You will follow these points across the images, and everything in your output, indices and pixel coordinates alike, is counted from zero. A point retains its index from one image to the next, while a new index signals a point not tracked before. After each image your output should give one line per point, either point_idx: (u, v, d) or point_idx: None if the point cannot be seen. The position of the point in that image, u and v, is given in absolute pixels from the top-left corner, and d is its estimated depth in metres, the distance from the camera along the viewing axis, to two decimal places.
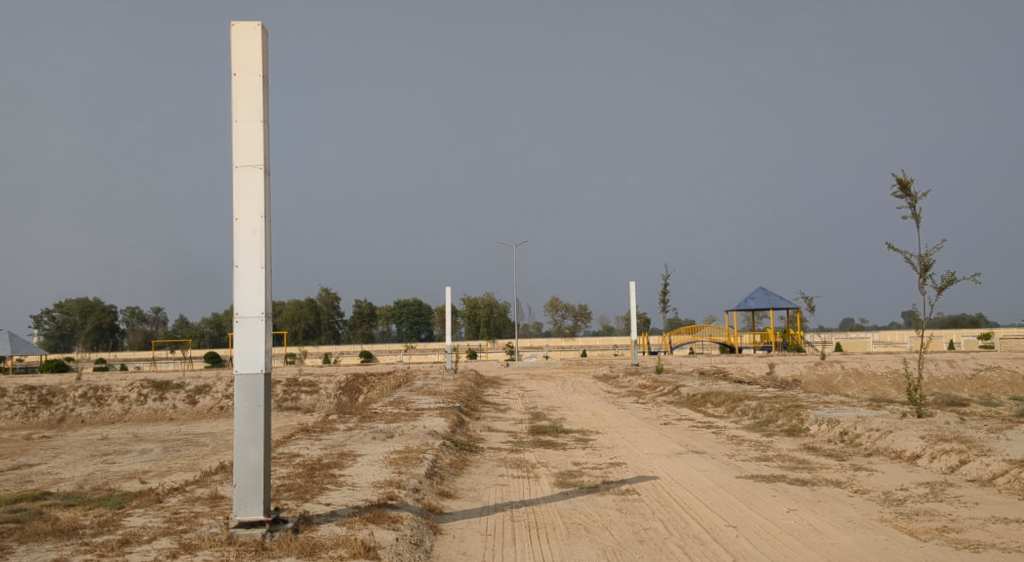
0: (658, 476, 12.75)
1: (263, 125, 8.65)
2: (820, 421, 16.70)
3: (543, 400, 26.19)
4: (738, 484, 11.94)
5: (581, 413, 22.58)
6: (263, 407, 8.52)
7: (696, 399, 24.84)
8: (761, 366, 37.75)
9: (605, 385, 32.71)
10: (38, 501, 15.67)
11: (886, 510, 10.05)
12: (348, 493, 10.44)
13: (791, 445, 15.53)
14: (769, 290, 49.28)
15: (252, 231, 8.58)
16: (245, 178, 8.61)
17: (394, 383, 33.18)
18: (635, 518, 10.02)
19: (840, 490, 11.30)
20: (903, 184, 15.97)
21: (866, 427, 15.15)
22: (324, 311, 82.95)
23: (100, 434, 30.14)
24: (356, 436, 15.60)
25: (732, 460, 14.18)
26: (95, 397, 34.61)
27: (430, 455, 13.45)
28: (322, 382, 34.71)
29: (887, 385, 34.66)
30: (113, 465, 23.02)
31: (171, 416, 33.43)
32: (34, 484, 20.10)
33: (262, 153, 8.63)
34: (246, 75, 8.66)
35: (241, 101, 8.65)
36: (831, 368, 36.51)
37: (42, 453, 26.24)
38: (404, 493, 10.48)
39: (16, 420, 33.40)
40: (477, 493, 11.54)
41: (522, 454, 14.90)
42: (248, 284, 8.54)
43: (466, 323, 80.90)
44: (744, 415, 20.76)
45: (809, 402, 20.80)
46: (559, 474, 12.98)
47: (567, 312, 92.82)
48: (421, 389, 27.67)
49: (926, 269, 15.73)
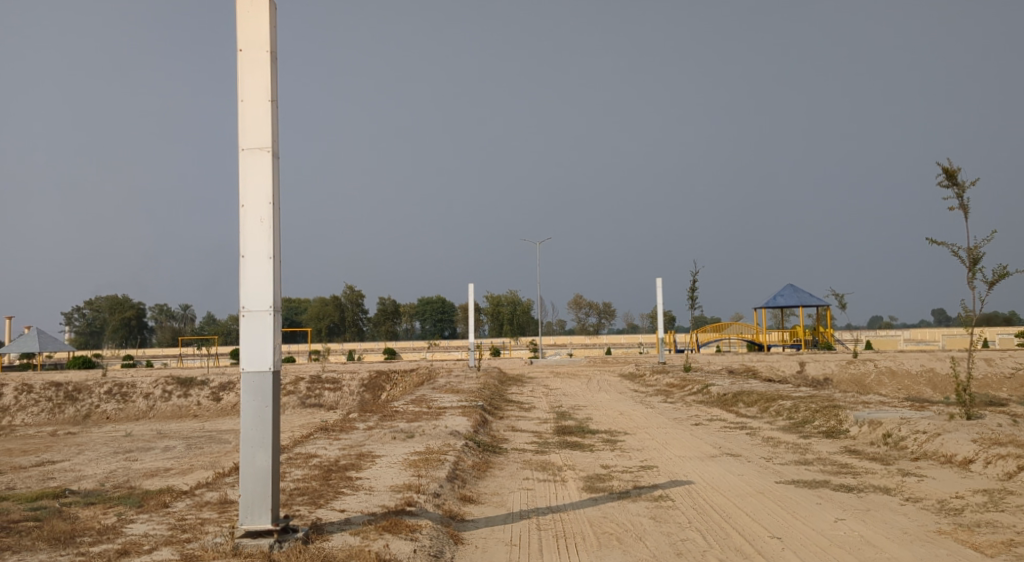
0: (691, 480, 12.05)
1: (272, 105, 8.07)
2: (861, 422, 15.90)
3: (569, 399, 25.50)
4: (778, 490, 11.22)
5: (609, 412, 21.89)
6: (272, 407, 7.93)
7: (727, 398, 24.05)
8: (792, 364, 36.83)
9: (632, 384, 31.95)
10: (59, 499, 15.31)
11: (944, 520, 9.31)
12: (365, 498, 9.84)
13: (831, 447, 14.76)
14: (797, 287, 48.27)
15: (260, 218, 7.99)
16: (253, 161, 8.02)
17: (417, 380, 32.65)
18: (670, 527, 9.36)
19: (890, 498, 10.52)
20: (949, 172, 15.13)
21: (911, 429, 14.32)
22: (349, 308, 82.78)
23: (124, 430, 29.85)
24: (374, 436, 14.97)
25: (770, 464, 13.44)
26: (120, 394, 34.38)
27: (452, 456, 12.88)
28: (345, 380, 34.29)
29: (922, 385, 33.72)
30: (135, 462, 22.64)
31: (195, 412, 33.07)
32: (56, 482, 19.77)
33: (270, 135, 8.05)
34: (253, 50, 8.08)
35: (246, 77, 8.07)
36: (864, 367, 35.54)
37: (66, 449, 25.95)
38: (424, 498, 9.86)
39: (43, 416, 33.24)
40: (500, 498, 10.90)
41: (548, 456, 14.27)
42: (255, 275, 7.96)
43: (489, 321, 80.42)
44: (778, 415, 20.01)
45: (847, 402, 19.98)
46: (587, 478, 12.31)
47: (591, 309, 91.95)
48: (444, 387, 27.12)
49: (975, 262, 14.90)
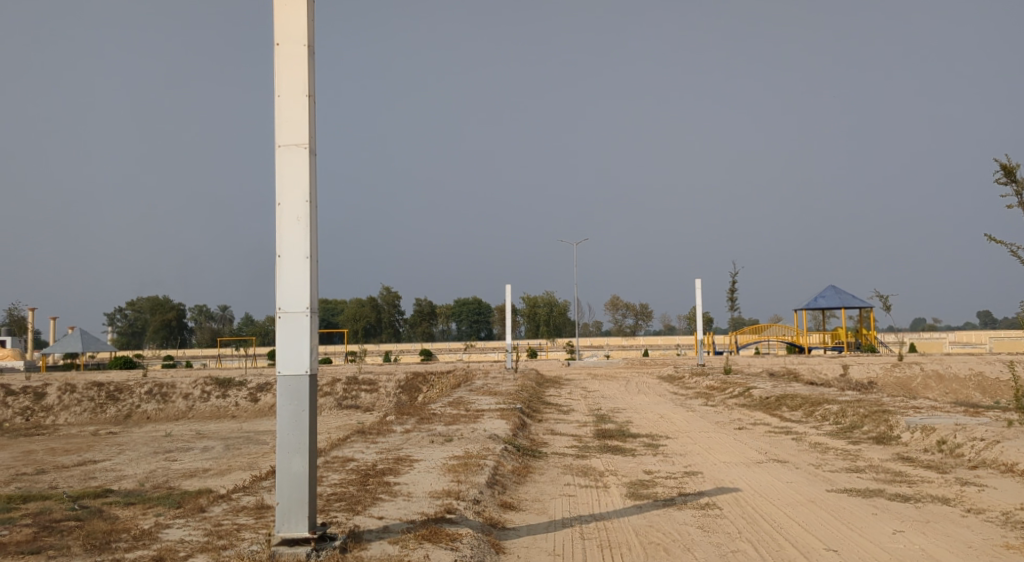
0: (739, 488, 11.65)
1: (309, 100, 7.85)
2: (914, 428, 15.37)
3: (608, 402, 25.11)
4: (831, 499, 10.80)
5: (649, 415, 21.48)
6: (309, 411, 7.71)
7: (771, 402, 23.51)
8: (834, 367, 36.08)
9: (671, 387, 31.48)
10: (100, 499, 15.30)
11: (1010, 534, 8.85)
12: (403, 504, 9.58)
13: (882, 454, 14.29)
14: (839, 288, 47.38)
15: (296, 217, 7.77)
16: (290, 158, 7.81)
17: (454, 382, 32.46)
18: (719, 537, 9.01)
19: (950, 509, 10.07)
20: (1008, 168, 14.54)
21: (967, 436, 13.79)
22: (385, 309, 82.97)
23: (164, 430, 30.01)
24: (412, 439, 14.76)
25: (820, 471, 12.99)
26: (160, 394, 34.61)
27: (491, 460, 12.60)
28: (382, 381, 34.21)
29: (971, 389, 32.84)
30: (175, 462, 22.67)
31: (234, 413, 33.14)
32: (97, 482, 19.84)
33: (308, 131, 7.83)
34: (291, 44, 7.87)
35: (283, 73, 7.86)
36: (910, 370, 34.70)
37: (107, 449, 26.12)
38: (464, 505, 9.59)
39: (85, 415, 33.57)
40: (542, 505, 10.60)
41: (589, 461, 13.96)
42: (292, 275, 7.74)
43: (526, 322, 80.20)
44: (825, 420, 19.48)
45: (896, 407, 19.38)
46: (630, 484, 11.97)
47: (628, 310, 91.31)
48: (482, 389, 26.90)
49: None
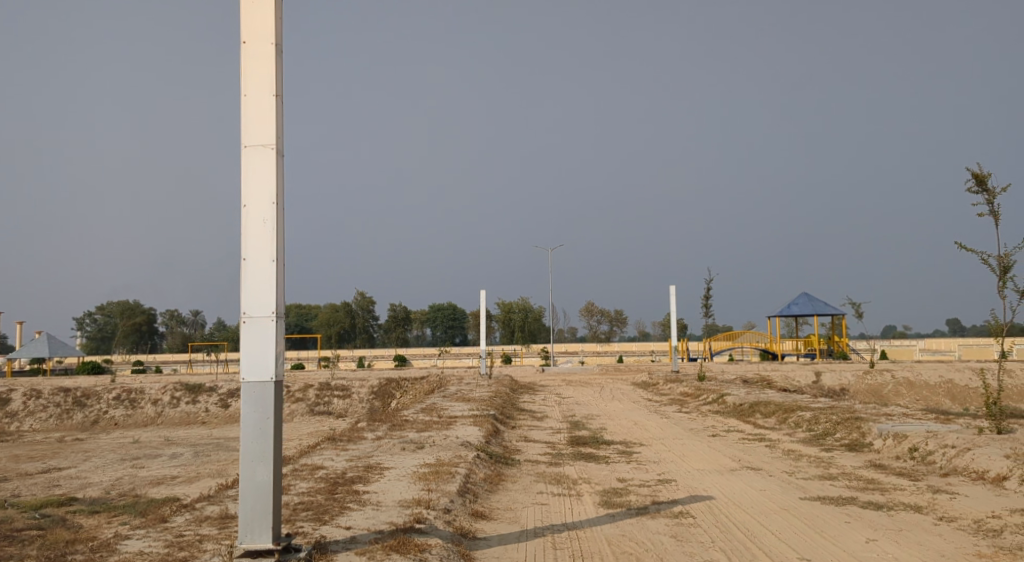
0: (712, 496, 11.57)
1: (277, 100, 7.68)
2: (886, 435, 15.40)
3: (581, 409, 25.02)
4: (804, 507, 10.74)
5: (623, 423, 21.39)
6: (274, 418, 7.53)
7: (744, 409, 23.51)
8: (807, 374, 36.22)
9: (645, 393, 31.45)
10: (63, 507, 14.95)
11: (982, 543, 8.84)
12: (372, 513, 9.41)
13: (855, 461, 14.29)
14: (813, 295, 47.68)
15: (262, 219, 7.59)
16: (256, 159, 7.63)
17: (428, 388, 32.23)
18: (692, 546, 8.91)
19: (922, 517, 10.04)
20: (980, 178, 14.63)
21: (939, 443, 13.82)
22: (359, 315, 82.40)
23: (132, 437, 29.52)
24: (383, 446, 14.55)
25: (793, 478, 12.94)
26: (129, 400, 34.08)
27: (462, 468, 12.42)
28: (355, 387, 33.91)
29: (941, 395, 33.08)
30: (142, 470, 22.26)
31: (204, 419, 32.67)
32: (61, 489, 19.42)
33: (275, 131, 7.66)
34: (258, 42, 7.69)
35: (250, 72, 7.68)
36: (881, 378, 34.89)
37: (73, 456, 25.62)
38: (433, 515, 9.44)
39: (51, 422, 32.98)
40: (514, 514, 10.44)
41: (562, 468, 13.83)
42: (257, 279, 7.56)
43: (501, 328, 79.98)
44: (798, 427, 19.48)
45: (868, 414, 19.42)
46: (603, 492, 11.83)
47: (603, 316, 91.39)
48: (455, 395, 26.68)
49: (1006, 271, 14.37)
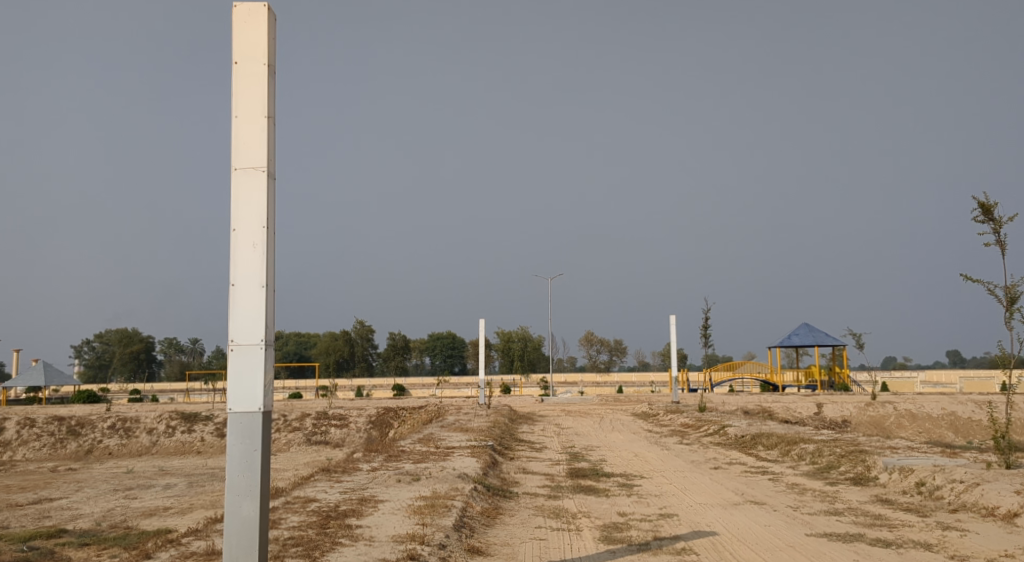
0: (716, 531, 11.27)
1: (269, 122, 7.49)
2: (892, 469, 15.08)
3: (581, 439, 24.68)
4: (810, 543, 10.45)
5: (623, 454, 21.06)
6: (261, 450, 7.27)
7: (746, 440, 23.18)
8: (808, 405, 35.86)
9: (645, 424, 31.12)
10: (52, 539, 14.59)
11: None
12: (363, 549, 9.11)
13: (861, 495, 13.96)
14: (813, 326, 47.40)
15: (252, 244, 7.37)
16: (246, 182, 7.42)
17: (425, 419, 31.89)
18: None
19: (933, 555, 9.75)
20: (986, 208, 14.43)
21: (946, 478, 13.50)
22: (358, 343, 82.06)
23: (126, 467, 29.13)
24: (378, 478, 14.24)
25: (798, 513, 12.62)
26: (124, 429, 33.68)
27: (459, 501, 12.11)
28: (352, 416, 33.54)
29: (944, 428, 32.72)
30: (135, 500, 21.87)
31: (199, 449, 32.25)
32: (51, 521, 19.05)
33: (266, 154, 7.45)
34: (249, 63, 7.52)
35: (240, 93, 7.49)
36: (883, 409, 34.56)
37: (65, 486, 25.24)
38: (427, 550, 9.14)
39: (45, 451, 32.55)
40: (511, 550, 10.12)
41: (560, 501, 13.50)
42: (245, 306, 7.31)
43: (500, 357, 79.67)
44: (801, 460, 19.16)
45: (873, 447, 19.08)
46: (603, 527, 11.52)
47: (602, 346, 91.05)
48: (452, 425, 26.35)
49: (1013, 302, 14.12)
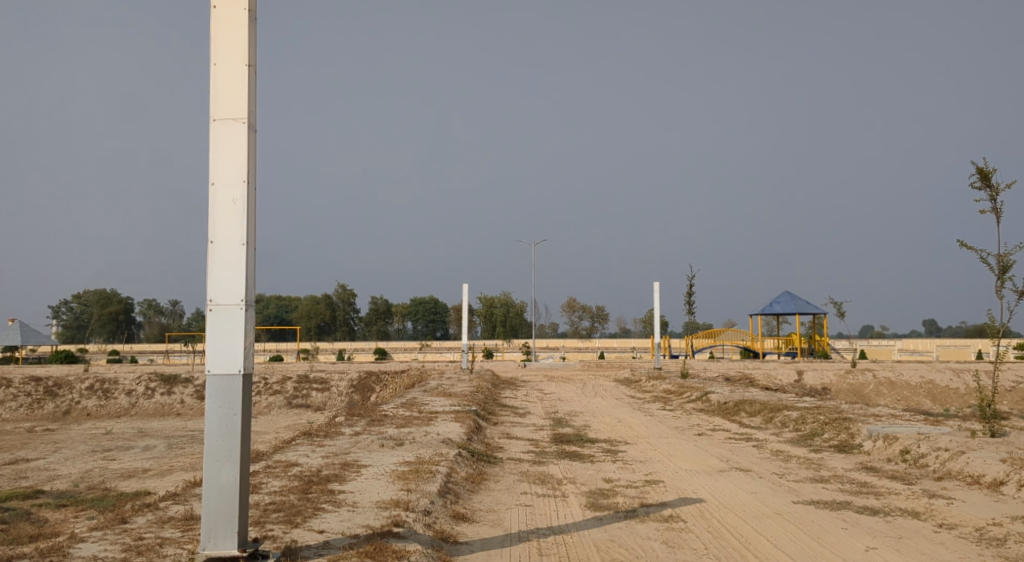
0: (702, 498, 11.15)
1: (249, 70, 7.14)
2: (876, 436, 15.05)
3: (564, 405, 24.61)
4: (798, 510, 10.38)
5: (607, 420, 20.93)
6: (241, 415, 7.03)
7: (728, 407, 23.13)
8: (789, 372, 35.94)
9: (628, 390, 31.09)
10: (28, 500, 14.36)
11: (986, 552, 8.62)
12: (346, 515, 8.91)
13: (846, 463, 13.90)
14: (794, 294, 47.44)
15: (232, 199, 7.08)
16: (226, 134, 7.11)
17: (408, 382, 31.73)
18: (685, 554, 8.57)
19: (921, 523, 9.67)
20: (984, 174, 14.26)
21: (931, 446, 13.46)
22: (340, 307, 81.37)
23: (104, 428, 28.82)
24: (361, 443, 14.04)
25: (784, 480, 12.54)
26: (102, 390, 33.32)
27: (443, 467, 11.94)
28: (333, 380, 33.30)
29: (921, 396, 32.94)
30: (113, 462, 21.63)
31: (178, 410, 32.01)
32: (27, 481, 18.79)
33: (247, 105, 7.13)
34: (230, 8, 7.16)
35: (220, 39, 7.15)
36: (862, 377, 34.69)
37: (41, 447, 24.92)
38: (412, 517, 8.96)
39: (22, 411, 32.18)
40: (497, 517, 9.96)
41: (545, 467, 13.37)
42: (225, 263, 7.04)
43: (482, 322, 79.44)
44: (784, 427, 19.14)
45: (857, 414, 19.07)
46: (589, 493, 11.38)
47: (584, 313, 91.10)
48: (436, 389, 26.18)
49: (1005, 270, 14.01)
